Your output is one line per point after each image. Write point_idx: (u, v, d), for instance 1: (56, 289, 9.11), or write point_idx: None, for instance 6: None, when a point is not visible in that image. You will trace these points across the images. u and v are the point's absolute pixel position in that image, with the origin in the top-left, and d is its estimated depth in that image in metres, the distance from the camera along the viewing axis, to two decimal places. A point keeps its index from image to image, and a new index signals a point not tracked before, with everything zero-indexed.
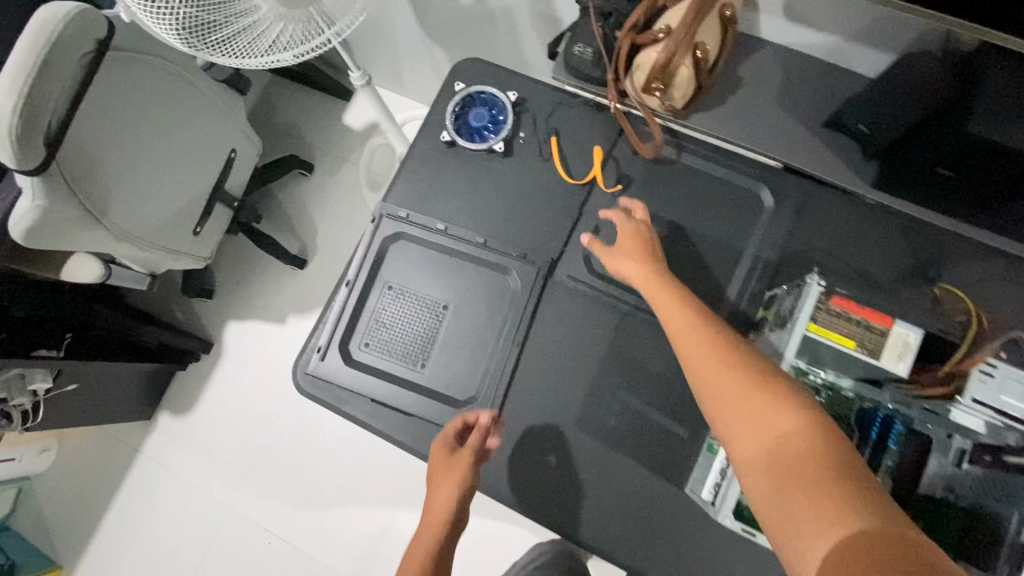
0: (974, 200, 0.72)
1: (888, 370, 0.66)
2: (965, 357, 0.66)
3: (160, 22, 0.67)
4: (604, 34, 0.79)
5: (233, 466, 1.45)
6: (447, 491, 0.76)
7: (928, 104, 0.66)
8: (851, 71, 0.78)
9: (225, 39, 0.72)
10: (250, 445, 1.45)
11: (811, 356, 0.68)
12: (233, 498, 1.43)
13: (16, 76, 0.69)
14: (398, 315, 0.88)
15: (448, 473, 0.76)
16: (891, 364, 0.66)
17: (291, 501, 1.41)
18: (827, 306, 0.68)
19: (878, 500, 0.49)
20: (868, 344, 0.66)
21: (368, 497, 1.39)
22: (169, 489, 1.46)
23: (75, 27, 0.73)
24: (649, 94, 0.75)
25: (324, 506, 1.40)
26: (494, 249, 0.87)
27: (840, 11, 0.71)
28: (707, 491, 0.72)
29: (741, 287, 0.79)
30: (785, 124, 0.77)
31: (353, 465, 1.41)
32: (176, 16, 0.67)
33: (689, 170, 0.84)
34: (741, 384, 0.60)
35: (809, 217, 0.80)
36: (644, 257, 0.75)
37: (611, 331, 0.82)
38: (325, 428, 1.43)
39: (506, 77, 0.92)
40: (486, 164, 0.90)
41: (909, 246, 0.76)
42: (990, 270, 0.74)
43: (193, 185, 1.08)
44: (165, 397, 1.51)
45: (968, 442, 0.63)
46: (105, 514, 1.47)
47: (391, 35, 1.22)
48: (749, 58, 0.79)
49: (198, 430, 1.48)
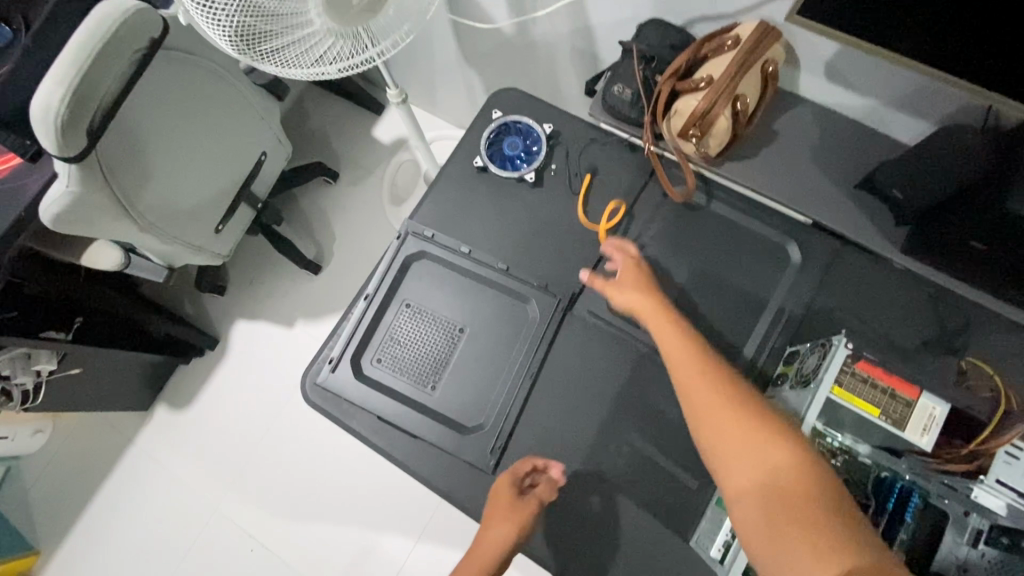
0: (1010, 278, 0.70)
1: (910, 442, 0.64)
2: (992, 437, 0.63)
3: (214, 28, 0.67)
4: (644, 78, 0.81)
5: (225, 467, 1.42)
6: (494, 536, 0.73)
7: (963, 178, 0.65)
8: (886, 135, 0.78)
9: (275, 49, 0.73)
10: (244, 447, 1.43)
11: (830, 420, 0.66)
12: (221, 500, 1.41)
13: (69, 68, 0.70)
14: (414, 334, 0.87)
15: (506, 519, 0.73)
16: (914, 437, 0.64)
17: (280, 509, 1.38)
18: (852, 369, 0.65)
19: (865, 537, 0.51)
20: (893, 415, 0.64)
21: (360, 511, 1.36)
22: (158, 484, 1.44)
23: (132, 24, 0.74)
24: (685, 140, 0.76)
25: (313, 517, 1.37)
26: (518, 278, 0.87)
27: (881, 78, 0.72)
28: (716, 549, 0.69)
29: (762, 340, 0.79)
30: (816, 182, 0.79)
31: (347, 478, 1.39)
32: (230, 24, 0.68)
33: (718, 218, 0.85)
34: (728, 414, 0.61)
35: (836, 276, 0.80)
36: (637, 281, 0.76)
37: (626, 372, 0.81)
38: (323, 438, 1.41)
39: (542, 110, 0.94)
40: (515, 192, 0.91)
41: (936, 315, 0.77)
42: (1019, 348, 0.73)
43: (223, 185, 1.09)
44: (165, 389, 1.50)
45: (985, 522, 0.60)
46: (90, 503, 1.45)
47: (431, 57, 1.25)
48: (784, 115, 0.81)
49: (194, 426, 1.46)
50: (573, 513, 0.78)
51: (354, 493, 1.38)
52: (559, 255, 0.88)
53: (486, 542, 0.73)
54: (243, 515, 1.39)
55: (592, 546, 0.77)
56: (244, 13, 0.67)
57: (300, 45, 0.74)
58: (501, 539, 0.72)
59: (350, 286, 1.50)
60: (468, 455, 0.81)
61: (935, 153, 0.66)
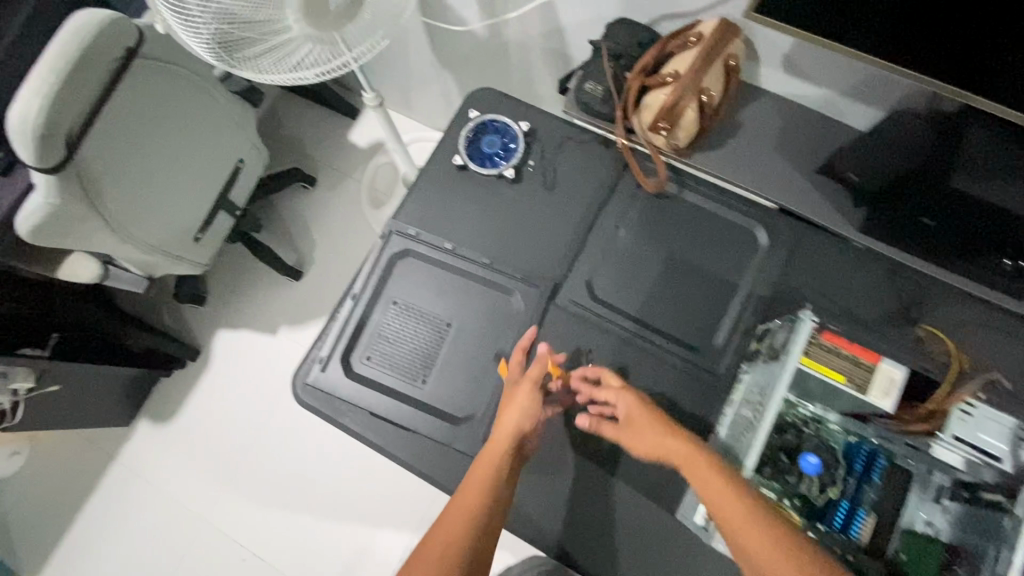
0: (958, 249, 0.76)
1: (875, 405, 0.70)
2: (947, 396, 0.69)
3: (191, 34, 0.69)
4: (615, 74, 0.83)
5: (213, 477, 1.41)
6: (508, 418, 0.77)
7: (917, 159, 0.70)
8: (842, 122, 0.84)
9: (251, 54, 0.74)
10: (231, 456, 1.42)
11: (801, 389, 0.71)
12: (210, 510, 1.39)
13: (44, 78, 0.72)
14: (402, 330, 0.90)
15: (518, 393, 0.78)
16: (877, 399, 0.70)
17: (273, 515, 1.38)
18: (818, 340, 0.72)
19: None
20: (857, 379, 0.70)
21: (355, 514, 1.36)
22: (144, 497, 1.42)
23: (106, 34, 0.77)
24: (656, 132, 0.79)
25: (305, 521, 1.37)
26: (502, 272, 0.89)
27: (836, 69, 0.77)
28: (699, 516, 0.72)
29: (733, 320, 0.82)
30: (780, 168, 0.84)
31: (337, 481, 1.39)
32: (206, 30, 0.69)
33: (688, 205, 0.88)
34: (717, 481, 0.65)
35: (800, 258, 0.83)
36: (649, 416, 0.74)
37: (609, 355, 0.84)
38: (312, 443, 1.41)
39: (518, 107, 0.97)
40: (495, 190, 0.93)
41: (896, 291, 0.80)
42: (972, 319, 0.78)
43: (204, 192, 1.09)
44: (148, 403, 1.48)
45: (947, 479, 0.66)
46: (73, 522, 1.42)
47: (406, 61, 1.26)
48: (748, 106, 0.86)
49: (179, 437, 1.45)
50: (565, 496, 0.80)
51: (346, 496, 1.38)
52: (538, 246, 0.90)
53: (504, 426, 0.76)
54: (237, 524, 1.38)
55: (587, 526, 0.80)
56: (219, 19, 0.69)
57: (274, 53, 0.75)
58: (514, 420, 0.76)
59: (333, 288, 1.51)
60: (462, 445, 0.83)
61: (894, 139, 0.73)
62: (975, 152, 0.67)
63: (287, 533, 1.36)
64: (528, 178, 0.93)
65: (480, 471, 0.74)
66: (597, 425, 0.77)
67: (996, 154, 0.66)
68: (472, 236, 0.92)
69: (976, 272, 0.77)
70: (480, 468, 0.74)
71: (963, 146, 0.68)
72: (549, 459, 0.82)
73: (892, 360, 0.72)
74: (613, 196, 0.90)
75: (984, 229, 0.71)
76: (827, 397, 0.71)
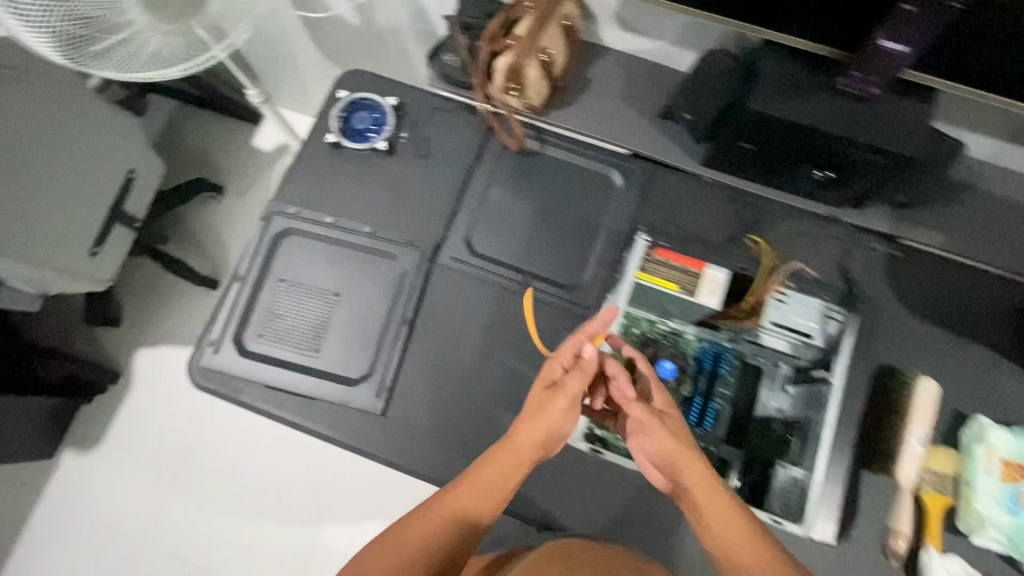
0: (773, 167, 1.23)
1: (706, 301, 1.16)
2: (762, 290, 1.20)
3: (36, 34, 0.93)
4: (468, 44, 1.23)
5: (153, 478, 1.61)
6: (535, 432, 1.00)
7: (723, 98, 1.13)
8: (677, 63, 1.29)
9: (107, 51, 1.02)
10: (160, 457, 1.62)
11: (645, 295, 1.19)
12: (158, 508, 1.59)
13: None
14: (291, 306, 1.29)
15: (544, 415, 1.00)
16: (707, 297, 1.16)
17: (212, 510, 1.59)
18: (655, 257, 1.20)
19: None
20: (688, 285, 1.17)
21: (300, 500, 1.59)
22: (89, 508, 1.59)
23: None
24: (510, 93, 1.23)
25: (245, 514, 1.58)
26: (382, 241, 1.31)
27: (656, 30, 1.21)
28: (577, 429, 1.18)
29: (601, 247, 1.29)
30: (630, 105, 1.29)
31: (283, 475, 1.60)
32: (50, 29, 0.94)
33: (553, 160, 1.34)
34: (694, 462, 0.96)
35: (654, 189, 1.31)
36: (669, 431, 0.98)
37: (467, 282, 1.27)
38: (238, 429, 1.62)
39: (383, 89, 1.37)
40: (388, 177, 1.35)
41: (727, 198, 1.31)
42: (797, 225, 1.29)
43: (83, 207, 1.34)
44: (66, 436, 1.64)
45: (789, 367, 1.19)
46: (25, 541, 1.57)
47: (286, 56, 1.51)
48: (597, 59, 1.30)
49: (110, 455, 1.63)
50: None
51: (297, 481, 1.59)
52: (417, 221, 1.32)
53: (530, 435, 0.99)
54: (182, 514, 1.59)
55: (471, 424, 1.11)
56: (63, 21, 0.94)
57: (114, 40, 1.02)
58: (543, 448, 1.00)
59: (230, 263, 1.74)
60: (355, 399, 1.22)
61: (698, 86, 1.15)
62: (765, 93, 1.06)
63: (240, 527, 1.56)
64: (412, 166, 1.35)
65: (484, 488, 0.95)
66: (636, 408, 1.00)
67: (778, 92, 1.05)
68: (376, 213, 1.33)
69: (765, 174, 1.26)
70: (490, 479, 0.95)
71: (757, 87, 1.06)
72: (444, 377, 1.23)
73: (718, 268, 1.19)
74: (469, 185, 1.33)
75: (784, 141, 1.12)
76: (648, 293, 1.19)
